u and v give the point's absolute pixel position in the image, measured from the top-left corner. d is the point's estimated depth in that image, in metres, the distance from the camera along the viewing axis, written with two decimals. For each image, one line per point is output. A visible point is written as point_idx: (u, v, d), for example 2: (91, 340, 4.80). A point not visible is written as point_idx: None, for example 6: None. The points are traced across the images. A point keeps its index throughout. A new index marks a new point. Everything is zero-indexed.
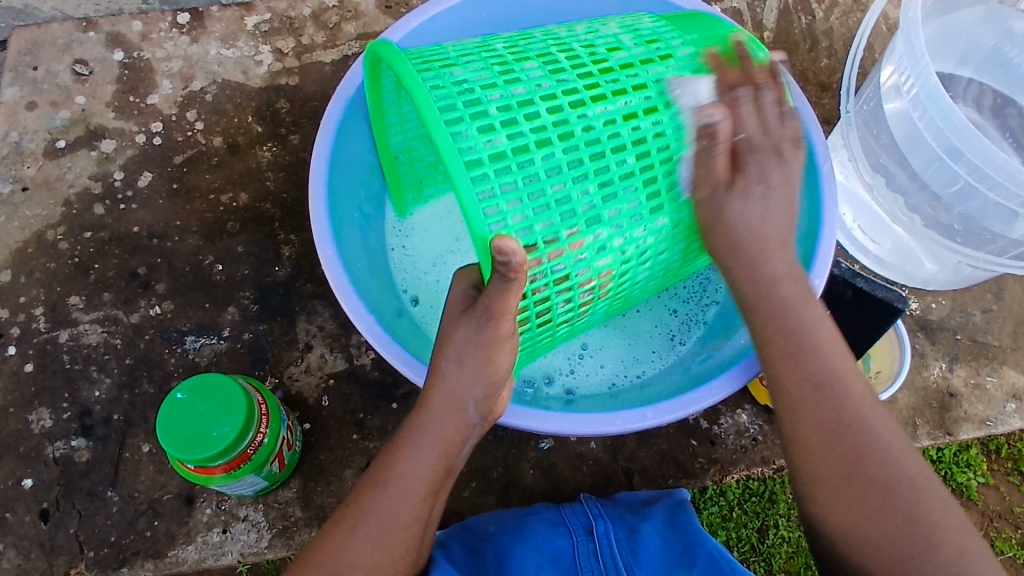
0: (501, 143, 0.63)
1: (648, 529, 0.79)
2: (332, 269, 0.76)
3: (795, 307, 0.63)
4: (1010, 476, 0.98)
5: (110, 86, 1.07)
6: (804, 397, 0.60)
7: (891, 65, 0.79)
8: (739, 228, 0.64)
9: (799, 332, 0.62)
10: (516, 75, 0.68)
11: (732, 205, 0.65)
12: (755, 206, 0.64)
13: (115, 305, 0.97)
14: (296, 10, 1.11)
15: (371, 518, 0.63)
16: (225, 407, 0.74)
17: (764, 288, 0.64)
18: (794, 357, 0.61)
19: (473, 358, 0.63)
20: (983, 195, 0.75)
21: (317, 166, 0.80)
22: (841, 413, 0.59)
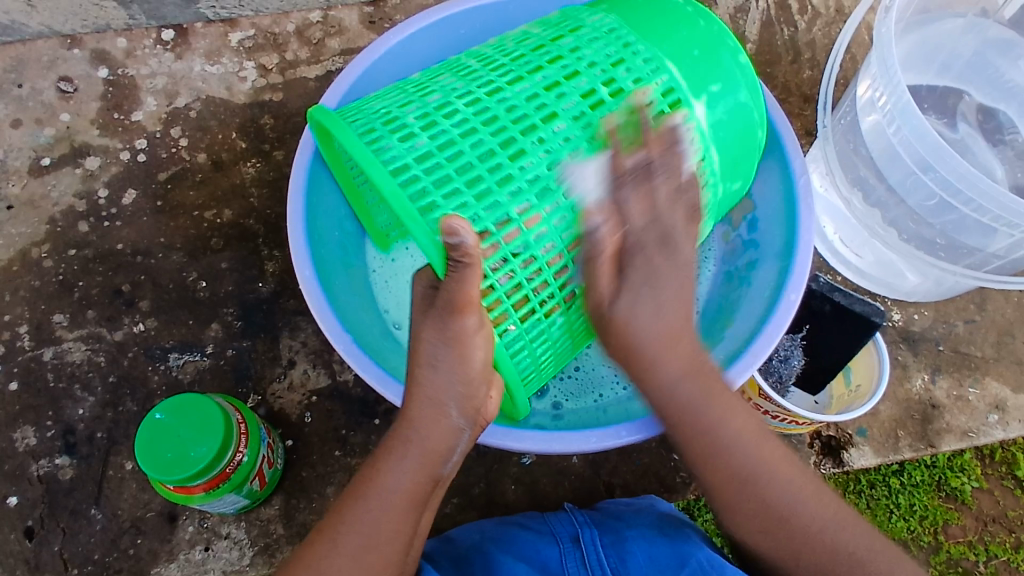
0: (423, 145, 0.67)
1: (635, 533, 0.78)
2: (308, 286, 0.76)
3: (706, 411, 0.64)
4: (1005, 481, 0.97)
5: (94, 103, 1.08)
6: (732, 492, 0.64)
7: (867, 81, 0.79)
8: (634, 336, 0.64)
9: (718, 431, 0.64)
10: (431, 87, 0.72)
11: (627, 306, 0.64)
12: (646, 304, 0.64)
13: (99, 322, 0.97)
14: (280, 25, 1.12)
15: (351, 532, 0.62)
16: (203, 429, 0.74)
17: (667, 393, 0.64)
18: (711, 453, 0.64)
19: (446, 358, 0.62)
20: (960, 211, 0.75)
21: (295, 184, 0.81)
22: (768, 497, 0.63)
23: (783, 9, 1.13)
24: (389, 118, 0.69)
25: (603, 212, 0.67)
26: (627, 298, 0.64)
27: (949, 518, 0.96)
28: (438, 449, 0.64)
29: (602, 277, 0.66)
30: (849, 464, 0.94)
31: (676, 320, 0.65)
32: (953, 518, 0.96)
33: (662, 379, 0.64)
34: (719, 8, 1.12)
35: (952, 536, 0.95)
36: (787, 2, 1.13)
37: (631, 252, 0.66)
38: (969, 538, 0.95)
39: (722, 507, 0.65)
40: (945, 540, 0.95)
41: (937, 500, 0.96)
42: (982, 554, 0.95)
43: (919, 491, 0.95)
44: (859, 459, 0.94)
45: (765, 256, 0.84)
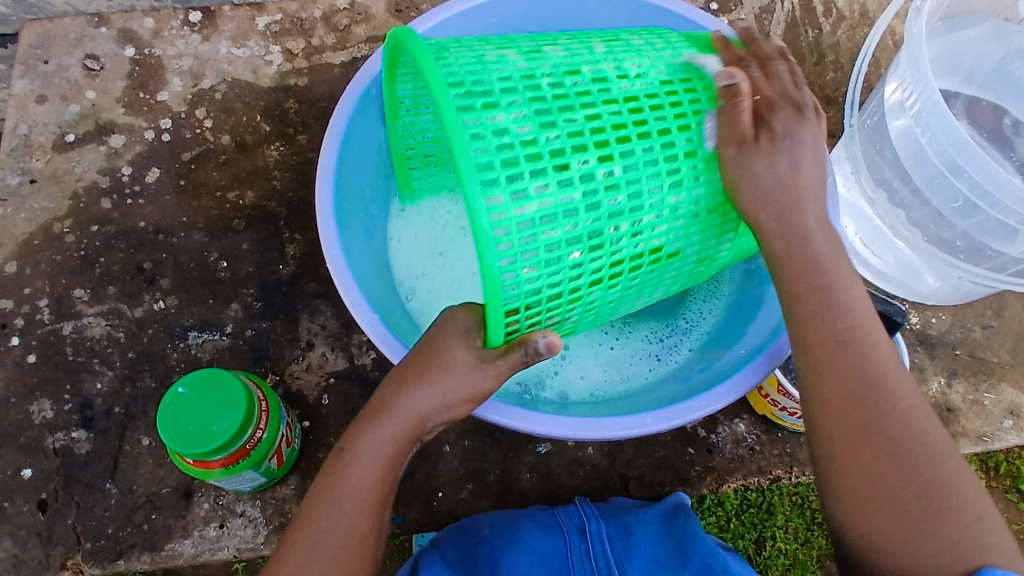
0: (502, 119, 0.63)
1: (643, 529, 0.79)
2: (337, 267, 0.78)
3: (827, 268, 0.66)
4: (1010, 493, 0.98)
5: (120, 82, 1.08)
6: (825, 351, 0.63)
7: (896, 80, 0.80)
8: (751, 190, 0.68)
9: (825, 291, 0.65)
10: (558, 125, 0.65)
11: (740, 162, 0.68)
12: (762, 166, 0.68)
13: (120, 299, 0.97)
14: (308, 11, 1.12)
15: (324, 527, 0.63)
16: (225, 403, 0.74)
17: (799, 242, 0.67)
18: (823, 312, 0.64)
19: (449, 382, 0.64)
20: (984, 212, 0.76)
21: (324, 165, 0.82)
22: (858, 362, 0.62)
23: (807, 12, 1.13)
24: (477, 102, 0.63)
25: (715, 114, 0.70)
26: (761, 154, 0.68)
27: None
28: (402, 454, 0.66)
29: (722, 137, 0.70)
30: None
31: (812, 180, 0.69)
32: None
33: (796, 226, 0.67)
34: (744, 8, 1.13)
35: None
36: (812, 6, 1.14)
37: (760, 119, 0.70)
38: None
39: (812, 372, 0.64)
40: None
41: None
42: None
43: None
44: None
45: None
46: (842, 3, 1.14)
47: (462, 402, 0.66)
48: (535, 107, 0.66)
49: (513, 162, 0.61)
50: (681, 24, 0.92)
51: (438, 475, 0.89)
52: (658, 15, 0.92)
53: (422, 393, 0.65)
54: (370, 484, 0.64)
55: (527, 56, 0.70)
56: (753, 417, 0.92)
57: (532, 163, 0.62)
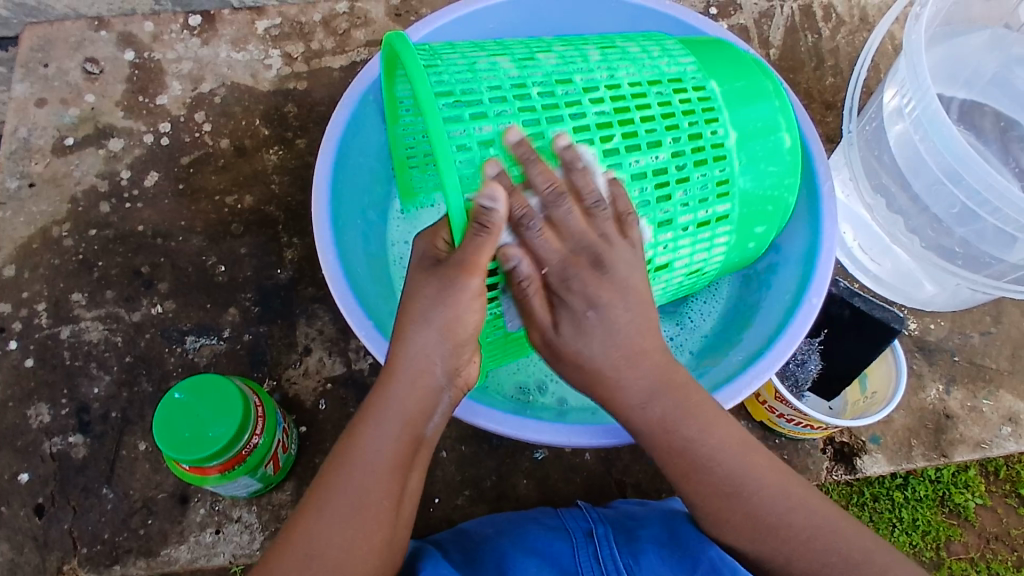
0: (490, 132, 0.65)
1: (649, 533, 0.78)
2: (333, 275, 0.78)
3: (682, 426, 0.65)
4: (1009, 498, 0.98)
5: (120, 86, 1.08)
6: (716, 507, 0.65)
7: (895, 87, 0.80)
8: (583, 358, 0.65)
9: (691, 447, 0.65)
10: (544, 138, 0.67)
11: (572, 343, 0.64)
12: (596, 338, 0.64)
13: (117, 303, 0.97)
14: (307, 15, 1.12)
15: (339, 494, 0.62)
16: (222, 409, 0.74)
17: (639, 414, 0.65)
18: (694, 474, 0.65)
19: (440, 322, 0.62)
20: (983, 220, 0.75)
21: (321, 172, 0.82)
22: (742, 495, 0.64)
23: (807, 16, 1.13)
24: (466, 114, 0.65)
25: (537, 216, 0.63)
26: (567, 336, 0.65)
27: (952, 534, 0.97)
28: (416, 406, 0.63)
29: (539, 310, 0.65)
30: (862, 470, 0.93)
31: (631, 336, 0.64)
32: (957, 534, 0.97)
33: (614, 387, 0.65)
34: (744, 13, 1.13)
35: (955, 552, 0.97)
36: (812, 10, 1.14)
37: (563, 278, 0.64)
38: (971, 555, 0.97)
39: (713, 523, 0.66)
40: (948, 557, 0.96)
41: (940, 515, 0.97)
42: (983, 570, 0.96)
43: (922, 506, 0.96)
44: (872, 466, 0.94)
45: (786, 260, 0.85)
46: (842, 8, 1.14)
47: (459, 330, 0.62)
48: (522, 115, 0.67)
49: None
50: (682, 29, 0.92)
51: (434, 481, 0.89)
52: (656, 20, 0.92)
53: (420, 335, 0.62)
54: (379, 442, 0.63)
55: (520, 61, 0.71)
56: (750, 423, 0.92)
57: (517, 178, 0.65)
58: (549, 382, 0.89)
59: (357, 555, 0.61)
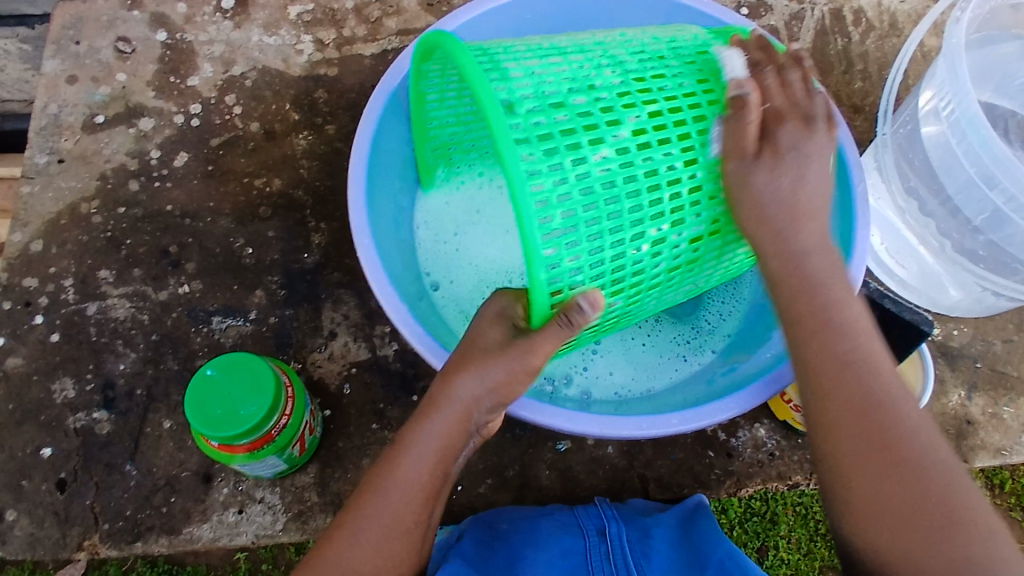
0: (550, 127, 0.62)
1: (659, 532, 0.80)
2: (367, 258, 0.78)
3: (824, 288, 0.64)
4: (1013, 511, 1.03)
5: (151, 65, 1.09)
6: (833, 371, 0.61)
7: (931, 90, 0.80)
8: (760, 201, 0.65)
9: (833, 313, 0.63)
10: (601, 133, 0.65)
11: (757, 178, 0.65)
12: (784, 176, 0.65)
13: (145, 281, 0.97)
14: (339, 2, 1.13)
15: (373, 520, 0.65)
16: (254, 387, 0.75)
17: (798, 261, 0.65)
18: (823, 331, 0.62)
19: (495, 377, 0.65)
20: (1014, 223, 0.76)
21: (357, 159, 0.83)
22: (864, 377, 0.60)
23: (837, 20, 1.14)
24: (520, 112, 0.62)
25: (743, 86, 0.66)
26: (762, 171, 0.65)
27: None
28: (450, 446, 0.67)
29: (749, 136, 0.65)
30: None
31: (809, 196, 0.66)
32: None
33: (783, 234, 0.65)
34: (775, 15, 1.14)
35: None
36: (842, 14, 1.14)
37: (773, 124, 0.67)
38: None
39: (816, 392, 0.62)
40: None
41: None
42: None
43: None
44: None
45: None
46: (872, 13, 1.15)
47: (506, 388, 0.66)
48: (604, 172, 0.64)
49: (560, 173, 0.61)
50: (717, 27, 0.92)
51: None
52: (692, 15, 0.92)
53: (465, 381, 0.66)
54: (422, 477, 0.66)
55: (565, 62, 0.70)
56: (773, 422, 0.92)
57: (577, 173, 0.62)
58: (572, 373, 0.89)
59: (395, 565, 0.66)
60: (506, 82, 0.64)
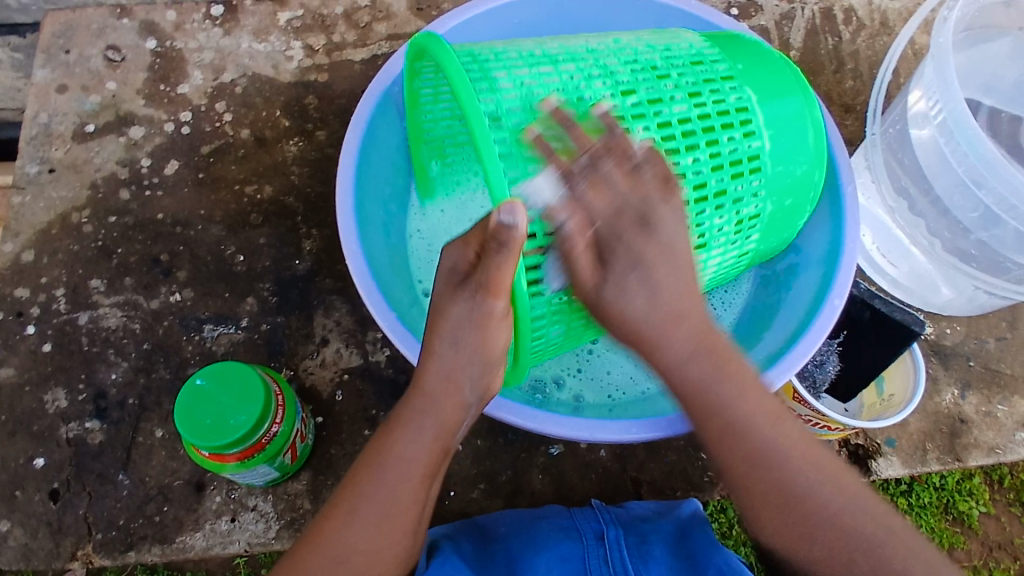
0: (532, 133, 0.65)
1: (658, 538, 0.79)
2: (357, 265, 0.78)
3: (719, 387, 0.64)
4: (1013, 507, 1.03)
5: (141, 73, 1.09)
6: (745, 471, 0.63)
7: (920, 90, 0.80)
8: (631, 319, 0.63)
9: (732, 410, 0.63)
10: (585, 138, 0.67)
11: (615, 296, 0.63)
12: (639, 292, 0.63)
13: (136, 290, 0.97)
14: (328, 8, 1.13)
15: (366, 505, 0.64)
16: (244, 396, 0.75)
17: (677, 373, 0.64)
18: (731, 434, 0.63)
19: (469, 341, 0.64)
20: (1005, 224, 0.75)
21: (345, 165, 0.83)
22: (757, 453, 0.63)
23: (828, 19, 1.14)
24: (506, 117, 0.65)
25: (568, 210, 0.62)
26: (609, 288, 0.63)
27: (955, 542, 1.02)
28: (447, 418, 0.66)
29: (585, 270, 0.63)
30: (877, 473, 0.93)
31: (676, 299, 0.63)
32: (960, 542, 1.02)
33: (635, 340, 0.64)
34: (765, 15, 1.13)
35: (958, 559, 1.01)
36: (832, 14, 1.14)
37: (608, 242, 0.63)
38: (974, 562, 1.02)
39: (738, 489, 0.64)
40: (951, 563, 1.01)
41: (944, 522, 1.02)
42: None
43: (926, 513, 1.01)
44: (887, 469, 0.93)
45: (807, 262, 0.85)
46: (862, 12, 1.14)
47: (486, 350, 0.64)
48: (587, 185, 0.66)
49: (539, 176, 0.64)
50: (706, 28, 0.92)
51: (449, 474, 0.89)
52: (681, 17, 0.92)
53: (444, 352, 0.65)
54: (408, 457, 0.65)
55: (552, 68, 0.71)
56: None
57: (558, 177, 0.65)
58: (566, 377, 0.89)
59: (384, 559, 0.64)
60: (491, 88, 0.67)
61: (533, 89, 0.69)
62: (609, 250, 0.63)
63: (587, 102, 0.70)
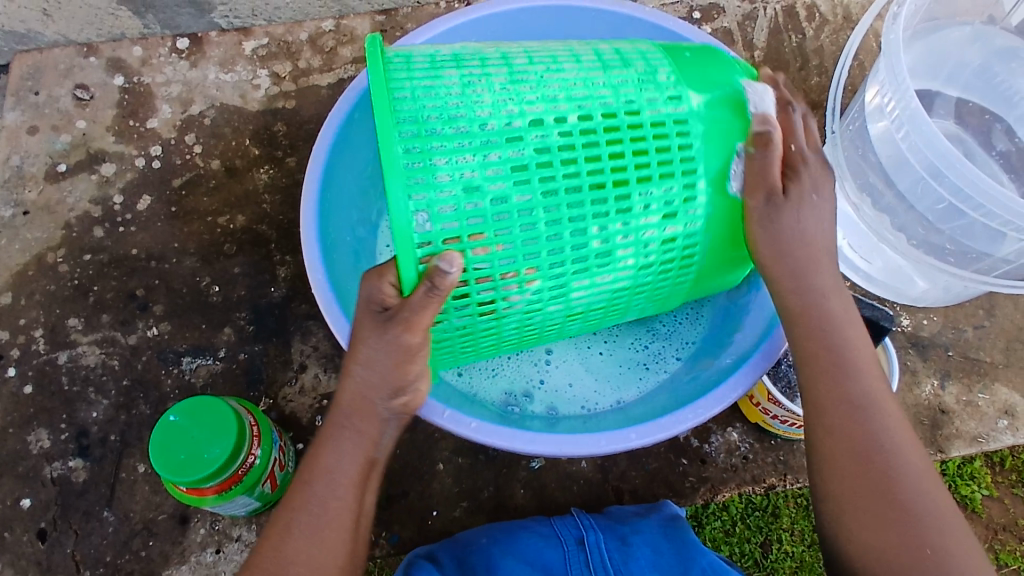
0: (444, 138, 0.63)
1: (640, 538, 0.80)
2: (322, 293, 0.79)
3: (832, 329, 0.69)
4: (1016, 488, 0.95)
5: (110, 111, 1.09)
6: (834, 412, 0.66)
7: (875, 86, 0.80)
8: (781, 241, 0.69)
9: (837, 348, 0.68)
10: (504, 147, 0.64)
11: (786, 214, 0.69)
12: (806, 219, 0.70)
13: (114, 326, 0.98)
14: (293, 35, 1.14)
15: (300, 514, 0.65)
16: (217, 430, 0.76)
17: (810, 302, 0.70)
18: (832, 370, 0.67)
19: (384, 364, 0.64)
20: (969, 216, 0.76)
21: (308, 194, 0.83)
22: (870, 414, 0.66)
23: (791, 17, 1.14)
24: (419, 119, 0.64)
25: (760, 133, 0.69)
26: (791, 209, 0.69)
27: None
28: (369, 434, 0.66)
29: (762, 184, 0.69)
30: None
31: (823, 239, 0.71)
32: None
33: (810, 287, 0.70)
34: (728, 16, 1.14)
35: None
36: (795, 11, 1.14)
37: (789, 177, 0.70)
38: None
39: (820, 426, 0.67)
40: None
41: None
42: (992, 563, 0.93)
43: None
44: None
45: None
46: (825, 8, 1.15)
47: (396, 371, 0.65)
48: (497, 178, 0.64)
49: (444, 182, 0.62)
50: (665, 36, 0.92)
51: (432, 494, 0.90)
52: (640, 30, 0.93)
53: (360, 372, 0.65)
54: (342, 471, 0.66)
55: (484, 68, 0.68)
56: (746, 425, 0.93)
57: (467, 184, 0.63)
58: (536, 390, 0.89)
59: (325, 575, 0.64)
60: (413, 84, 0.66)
61: (478, 72, 0.68)
62: (797, 174, 0.70)
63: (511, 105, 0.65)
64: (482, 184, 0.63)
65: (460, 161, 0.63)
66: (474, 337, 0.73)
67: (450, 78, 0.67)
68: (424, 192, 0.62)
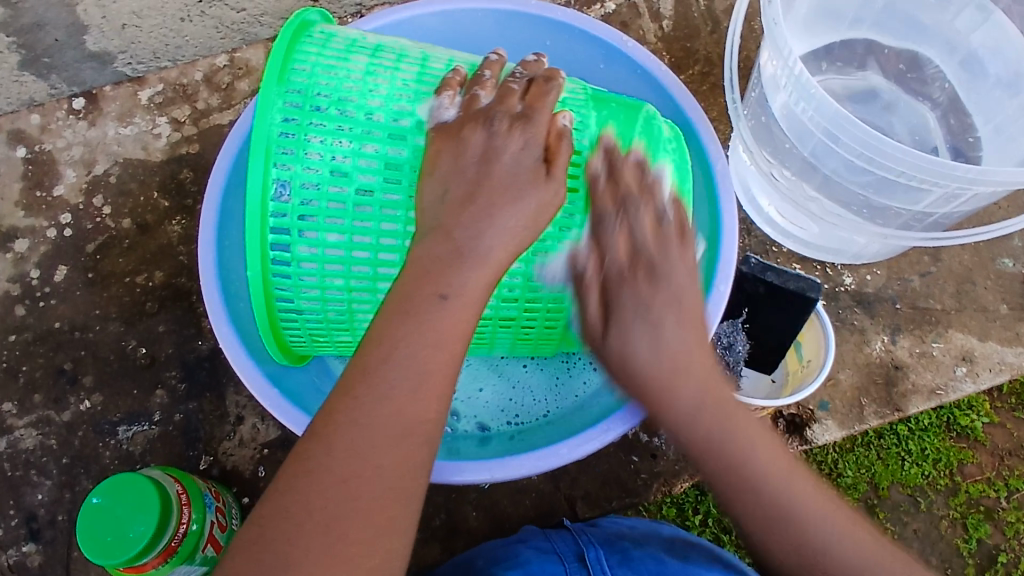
0: (328, 121, 0.65)
1: (642, 554, 0.72)
2: (228, 345, 0.75)
3: (649, 356, 0.63)
4: (1018, 412, 0.94)
5: (16, 184, 1.07)
6: (701, 441, 0.61)
7: (766, 55, 0.75)
8: (637, 356, 0.64)
9: (657, 371, 0.63)
10: (379, 147, 0.65)
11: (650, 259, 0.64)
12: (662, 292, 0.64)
13: (47, 405, 0.97)
14: (188, 76, 1.09)
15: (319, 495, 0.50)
16: (140, 507, 0.75)
17: (609, 348, 0.65)
18: (670, 395, 0.62)
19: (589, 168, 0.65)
20: (877, 176, 0.72)
21: (205, 231, 0.78)
22: (732, 457, 0.60)
23: None
24: (310, 96, 0.65)
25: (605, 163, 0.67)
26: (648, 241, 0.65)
27: (964, 457, 0.93)
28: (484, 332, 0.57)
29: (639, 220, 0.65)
30: (814, 440, 0.90)
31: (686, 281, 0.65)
32: (969, 457, 0.93)
33: (621, 336, 0.64)
34: None
35: (970, 475, 0.93)
36: None
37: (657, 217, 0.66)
38: (988, 475, 0.93)
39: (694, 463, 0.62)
40: (963, 481, 0.92)
41: (948, 440, 0.93)
42: (1002, 489, 0.92)
43: (929, 434, 0.92)
44: (824, 435, 0.91)
45: None
46: None
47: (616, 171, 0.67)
48: (368, 171, 0.65)
49: (315, 165, 0.64)
50: (551, 25, 0.88)
51: None
52: (528, 33, 0.90)
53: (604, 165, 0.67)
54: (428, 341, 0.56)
55: (396, 67, 0.68)
56: None
57: (333, 172, 0.64)
58: (464, 407, 0.87)
59: None
60: (321, 60, 0.66)
61: (388, 65, 0.68)
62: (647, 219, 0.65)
63: (401, 113, 0.65)
64: (351, 171, 0.64)
65: (335, 144, 0.64)
66: (333, 327, 0.74)
67: (358, 63, 0.67)
68: (291, 163, 0.64)
